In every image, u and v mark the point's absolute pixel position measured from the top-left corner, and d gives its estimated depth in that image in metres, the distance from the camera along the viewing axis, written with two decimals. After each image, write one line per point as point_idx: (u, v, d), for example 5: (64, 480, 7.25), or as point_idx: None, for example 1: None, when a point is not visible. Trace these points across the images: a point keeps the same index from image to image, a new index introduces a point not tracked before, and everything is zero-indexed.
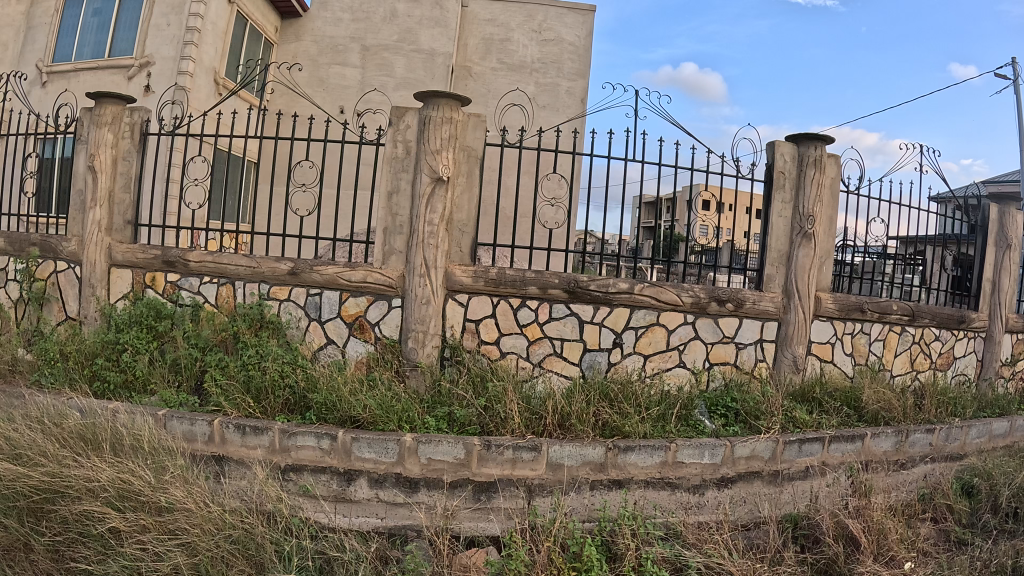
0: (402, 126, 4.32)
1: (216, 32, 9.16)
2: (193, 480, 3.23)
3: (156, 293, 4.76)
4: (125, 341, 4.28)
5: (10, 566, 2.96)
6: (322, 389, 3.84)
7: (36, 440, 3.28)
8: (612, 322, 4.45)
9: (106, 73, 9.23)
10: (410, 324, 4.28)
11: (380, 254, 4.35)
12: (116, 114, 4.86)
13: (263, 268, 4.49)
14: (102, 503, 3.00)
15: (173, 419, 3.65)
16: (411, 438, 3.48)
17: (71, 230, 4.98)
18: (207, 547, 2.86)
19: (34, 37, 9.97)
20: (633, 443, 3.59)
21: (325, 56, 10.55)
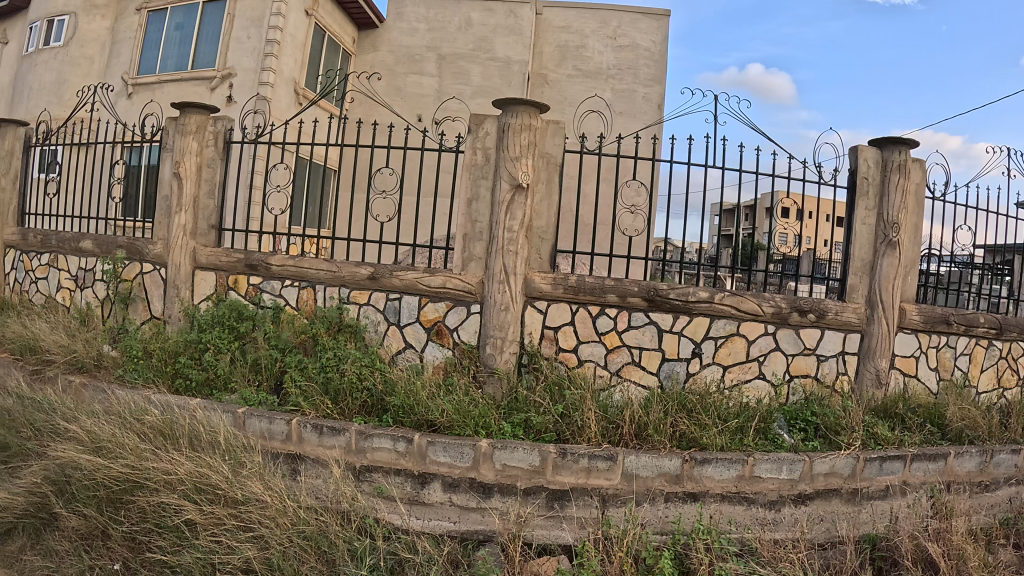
0: (481, 134, 4.35)
1: (296, 44, 9.46)
2: (268, 476, 3.33)
3: (238, 295, 4.91)
4: (207, 341, 4.43)
5: (88, 550, 3.10)
6: (399, 392, 3.89)
7: (116, 434, 3.45)
8: (692, 331, 4.37)
9: (189, 84, 9.63)
10: (489, 330, 4.29)
11: (460, 260, 4.40)
12: (200, 123, 5.05)
13: (343, 272, 4.60)
14: (179, 496, 3.12)
15: (252, 417, 3.76)
16: (486, 443, 3.49)
17: (157, 234, 5.19)
18: (279, 542, 2.94)
19: (120, 51, 10.51)
20: (710, 456, 3.52)
21: (402, 66, 10.80)
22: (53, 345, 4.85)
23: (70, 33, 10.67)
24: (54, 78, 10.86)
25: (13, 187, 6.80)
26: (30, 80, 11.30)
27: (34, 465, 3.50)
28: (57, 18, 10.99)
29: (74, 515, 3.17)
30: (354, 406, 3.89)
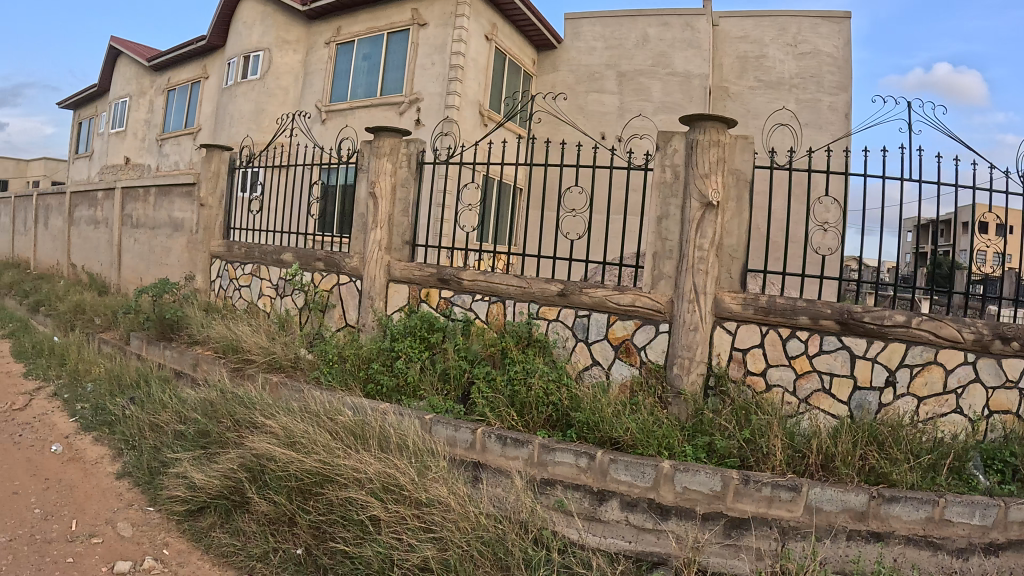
0: (670, 150, 4.34)
1: (478, 68, 9.95)
2: (451, 482, 3.47)
3: (430, 307, 5.21)
4: (401, 349, 4.74)
5: (273, 534, 3.49)
6: (585, 408, 3.96)
7: (310, 431, 3.78)
8: (887, 357, 4.04)
9: (381, 109, 10.39)
10: (677, 350, 4.25)
11: (649, 279, 4.40)
12: (393, 146, 5.41)
13: (533, 288, 4.74)
14: (367, 492, 3.35)
15: (438, 424, 3.98)
16: (669, 464, 3.44)
17: (354, 248, 5.63)
18: (459, 544, 3.08)
19: (312, 82, 11.57)
20: (898, 494, 3.23)
21: (582, 85, 11.03)
22: (253, 346, 5.41)
23: (267, 66, 11.86)
24: (254, 108, 12.08)
25: (217, 206, 7.71)
26: (232, 110, 12.62)
27: (234, 451, 3.93)
28: (254, 53, 12.25)
29: (265, 500, 3.59)
30: (539, 419, 4.01)
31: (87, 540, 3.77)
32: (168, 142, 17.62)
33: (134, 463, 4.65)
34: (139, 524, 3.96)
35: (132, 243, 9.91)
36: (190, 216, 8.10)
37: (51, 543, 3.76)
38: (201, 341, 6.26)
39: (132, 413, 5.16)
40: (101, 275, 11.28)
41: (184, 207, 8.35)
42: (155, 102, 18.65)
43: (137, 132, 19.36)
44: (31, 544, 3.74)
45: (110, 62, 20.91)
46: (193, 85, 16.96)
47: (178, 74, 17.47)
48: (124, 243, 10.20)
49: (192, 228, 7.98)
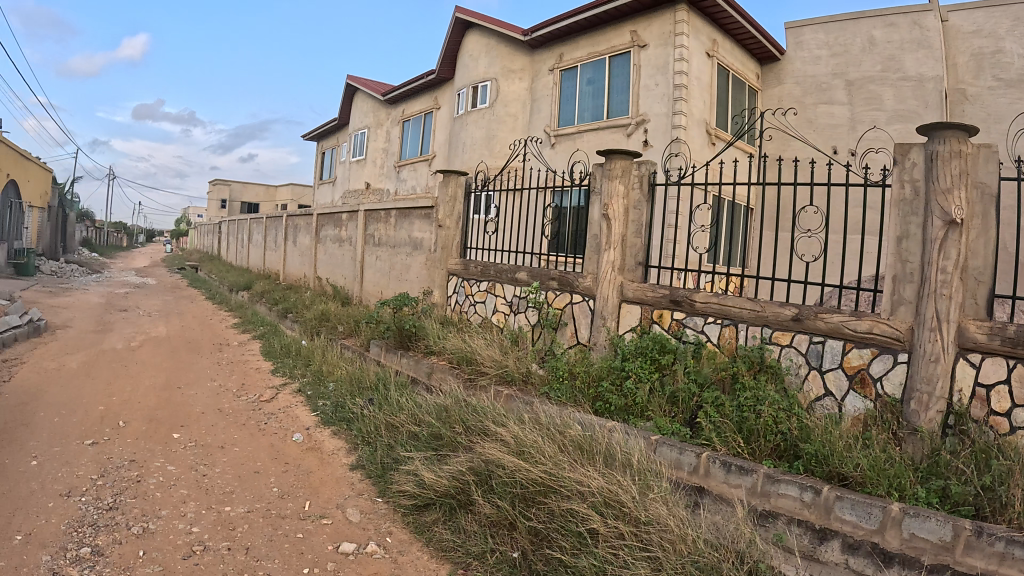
0: (908, 164, 4.69)
1: (701, 86, 13.61)
2: (671, 505, 4.04)
3: (661, 328, 6.23)
4: (632, 369, 5.71)
5: (495, 535, 4.41)
6: (814, 440, 4.38)
7: (537, 442, 4.67)
8: None
9: (607, 132, 14.45)
10: (916, 384, 4.42)
11: (889, 305, 4.66)
12: (625, 167, 6.76)
13: (767, 313, 5.30)
14: (590, 506, 4.05)
15: (664, 446, 4.70)
16: (897, 508, 3.67)
17: (588, 269, 7.10)
18: (676, 565, 3.63)
19: (539, 106, 16.50)
20: None
21: (812, 96, 14.63)
22: (488, 358, 7.09)
23: (496, 96, 17.08)
24: (485, 134, 17.44)
25: (453, 226, 9.66)
26: (465, 137, 18.16)
27: (462, 455, 5.07)
28: None
29: (489, 503, 4.54)
30: (765, 447, 4.57)
31: (318, 519, 5.07)
32: (405, 168, 22.61)
33: (364, 458, 6.18)
34: (365, 512, 5.24)
35: (375, 259, 12.54)
36: (429, 236, 10.45)
37: (287, 518, 5.14)
38: (435, 352, 8.10)
39: (368, 412, 6.89)
40: (344, 284, 14.27)
41: (425, 229, 10.70)
42: (390, 132, 23.82)
43: (375, 161, 24.46)
44: (268, 516, 5.16)
45: (350, 94, 27.19)
46: (425, 116, 21.76)
47: (414, 105, 22.31)
48: (367, 259, 12.90)
49: (430, 247, 10.24)
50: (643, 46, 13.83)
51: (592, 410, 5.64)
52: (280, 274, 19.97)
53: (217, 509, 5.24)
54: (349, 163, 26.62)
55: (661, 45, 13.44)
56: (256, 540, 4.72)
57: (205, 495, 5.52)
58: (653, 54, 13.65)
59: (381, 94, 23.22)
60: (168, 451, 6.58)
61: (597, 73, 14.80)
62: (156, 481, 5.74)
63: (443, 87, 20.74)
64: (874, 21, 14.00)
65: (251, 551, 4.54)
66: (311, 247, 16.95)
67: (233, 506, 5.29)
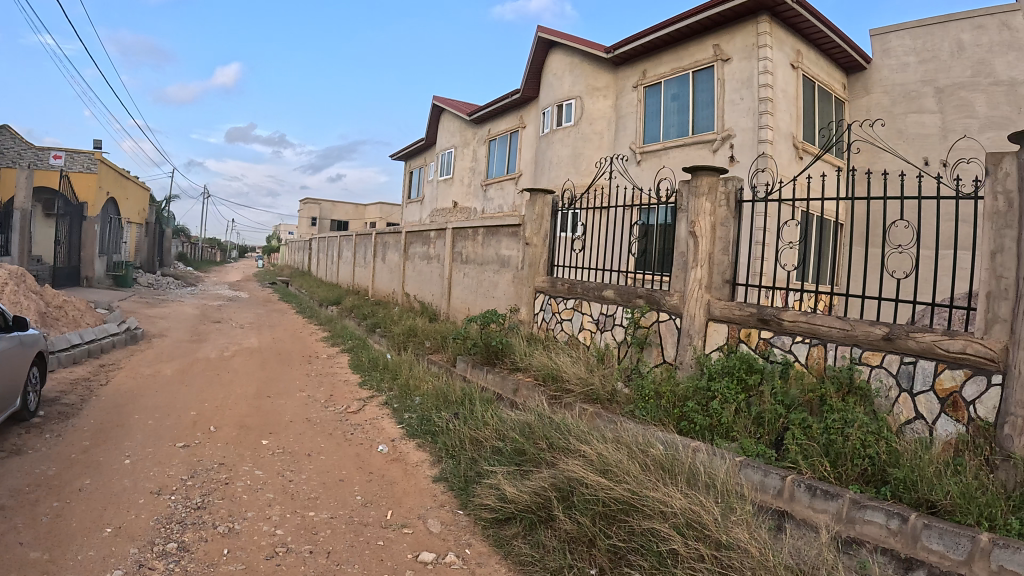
0: (1001, 175, 4.57)
1: (788, 97, 13.39)
2: (753, 527, 4.10)
3: (750, 346, 6.32)
4: (717, 390, 5.89)
5: (573, 550, 4.51)
6: (901, 464, 4.43)
7: (620, 461, 4.81)
8: None
9: (693, 148, 14.26)
10: (1009, 409, 4.32)
11: (983, 323, 4.59)
12: (711, 184, 6.93)
13: (857, 331, 5.31)
14: (671, 526, 4.13)
15: (748, 468, 4.91)
16: (987, 539, 3.69)
17: (675, 288, 7.24)
18: None
19: (624, 124, 16.62)
20: None
21: (901, 106, 14.30)
22: (573, 376, 7.40)
23: (582, 113, 17.38)
24: (571, 152, 17.72)
25: (541, 244, 10.06)
26: (551, 155, 18.53)
27: (544, 472, 5.21)
28: None
29: (570, 519, 4.64)
30: (851, 472, 4.62)
31: (400, 528, 5.25)
32: (494, 186, 22.96)
33: (448, 471, 6.40)
34: (446, 523, 5.40)
35: (462, 276, 13.02)
36: (516, 254, 10.76)
37: (369, 525, 5.31)
38: (522, 368, 8.54)
39: (452, 427, 7.19)
40: (432, 301, 14.80)
41: (512, 245, 11.00)
42: (478, 151, 24.62)
43: (463, 179, 25.50)
44: (351, 522, 5.35)
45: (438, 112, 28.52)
46: (509, 134, 22.33)
47: (498, 123, 22.98)
48: (454, 276, 13.42)
49: (519, 265, 10.61)
50: (725, 60, 13.68)
51: (677, 430, 5.84)
52: (370, 289, 20.65)
53: (301, 513, 5.48)
54: (439, 181, 27.47)
55: (745, 57, 13.25)
56: (337, 545, 4.91)
57: (289, 499, 5.79)
58: (737, 67, 13.45)
59: (470, 115, 24.24)
60: (256, 456, 6.93)
61: (682, 88, 14.72)
62: (243, 484, 6.06)
63: (527, 106, 21.32)
64: (963, 23, 13.63)
65: (332, 555, 4.73)
66: (399, 265, 17.60)
67: (317, 512, 5.53)
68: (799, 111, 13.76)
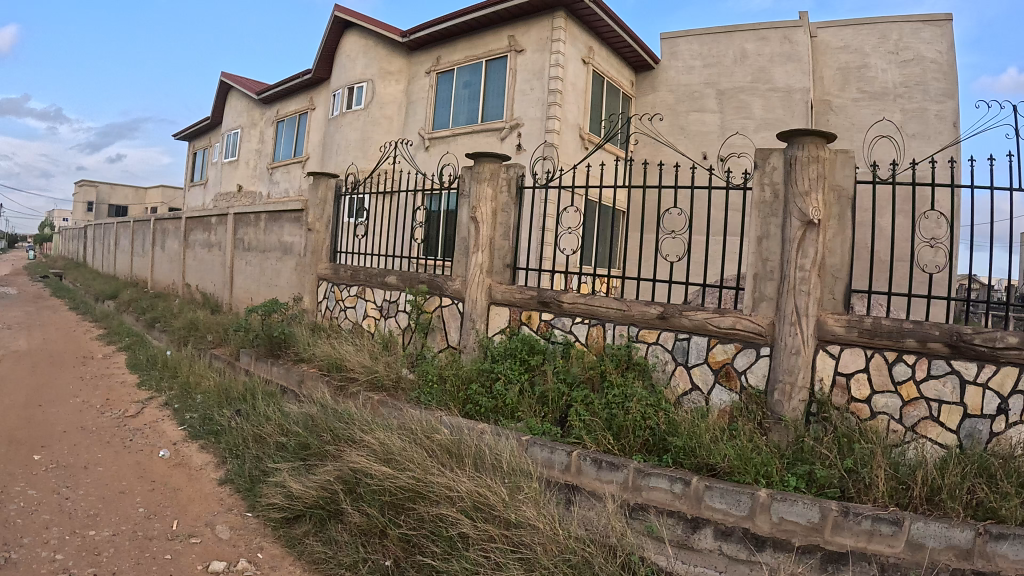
0: (769, 169, 4.19)
1: (579, 91, 12.28)
2: (542, 503, 3.55)
3: (531, 329, 5.30)
4: (500, 371, 4.90)
5: (366, 544, 3.82)
6: (682, 433, 3.86)
7: (405, 450, 4.05)
8: (999, 383, 3.59)
9: (482, 136, 12.99)
10: (778, 375, 4.00)
11: (750, 301, 4.19)
12: (494, 170, 5.66)
13: (633, 311, 4.64)
14: (458, 510, 3.54)
15: (536, 446, 4.04)
16: (765, 493, 3.29)
17: (458, 271, 5.91)
18: (543, 565, 3.15)
19: (416, 109, 14.68)
20: (1009, 531, 2.96)
21: (683, 104, 12.91)
22: (358, 364, 5.81)
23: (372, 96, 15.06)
24: (360, 136, 15.29)
25: (324, 231, 8.36)
26: (340, 140, 15.98)
27: (332, 463, 4.40)
28: None
29: (359, 512, 3.94)
30: (637, 444, 3.96)
31: (185, 539, 4.37)
32: (281, 169, 20.64)
33: (234, 471, 5.37)
34: (236, 528, 4.54)
35: (244, 265, 11.27)
36: (297, 239, 9.23)
37: (154, 539, 4.39)
38: (306, 360, 6.90)
39: (236, 424, 6.06)
40: (212, 293, 13.15)
41: (293, 230, 9.43)
42: (264, 132, 21.93)
43: (248, 161, 22.61)
44: (134, 538, 4.40)
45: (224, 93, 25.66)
46: (300, 115, 19.99)
47: (285, 106, 20.62)
48: (236, 265, 11.71)
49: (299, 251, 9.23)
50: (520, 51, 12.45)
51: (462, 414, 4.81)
52: (151, 281, 18.79)
53: (80, 534, 4.43)
54: (221, 164, 24.29)
55: (539, 49, 12.10)
56: (122, 564, 4.01)
57: (68, 520, 4.67)
58: (529, 59, 12.27)
59: (257, 93, 21.39)
60: (27, 474, 5.62)
61: (473, 75, 13.27)
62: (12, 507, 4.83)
63: (316, 87, 19.27)
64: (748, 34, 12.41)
65: None
66: (181, 253, 15.88)
67: (99, 531, 4.49)
68: (585, 103, 12.51)
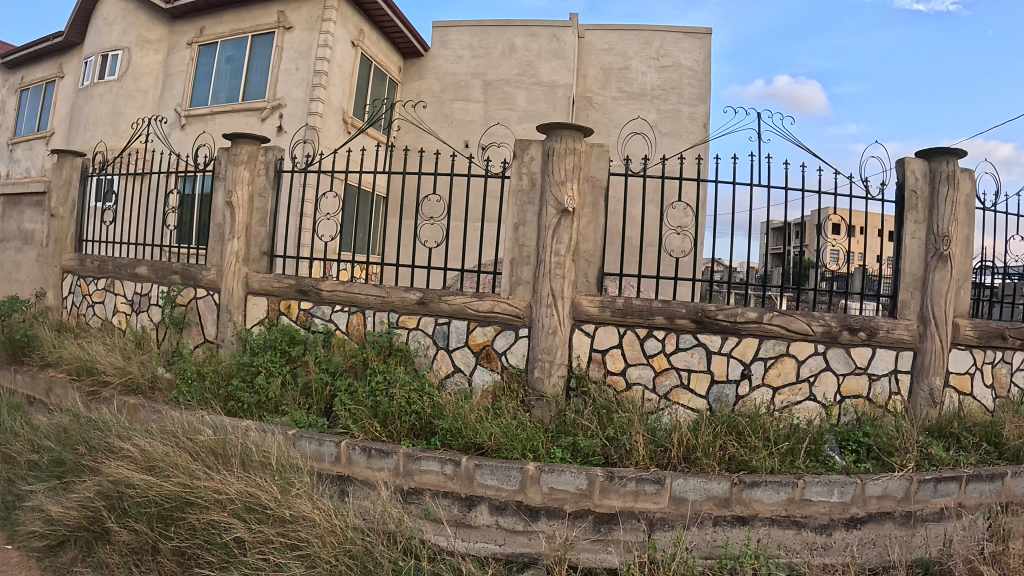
0: (526, 159, 4.30)
1: (344, 75, 10.35)
2: (316, 497, 3.41)
3: (290, 320, 4.98)
4: (260, 363, 4.52)
5: (138, 564, 3.30)
6: (447, 415, 3.86)
7: (168, 453, 3.62)
8: (740, 352, 4.16)
9: (241, 115, 10.53)
10: (537, 353, 4.18)
11: (508, 285, 4.32)
12: (251, 153, 5.18)
13: (393, 297, 4.58)
14: (229, 514, 3.25)
15: (302, 439, 3.80)
16: (534, 466, 3.41)
17: (211, 259, 5.34)
18: (325, 560, 3.02)
19: (172, 83, 11.56)
20: (759, 479, 3.36)
21: (449, 93, 11.73)
22: (109, 365, 5.07)
23: (126, 67, 11.69)
24: (110, 110, 11.87)
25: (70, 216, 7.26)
26: (88, 113, 12.38)
27: (91, 478, 3.69)
28: (112, 52, 12.11)
29: (125, 529, 3.38)
30: (402, 428, 3.88)
31: None
32: (21, 146, 17.79)
33: None
34: None
35: None
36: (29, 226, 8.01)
37: None
38: (53, 364, 5.74)
39: None
40: None
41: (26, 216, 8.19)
42: None
43: None
44: None
45: None
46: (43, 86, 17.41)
47: (30, 73, 17.78)
48: None
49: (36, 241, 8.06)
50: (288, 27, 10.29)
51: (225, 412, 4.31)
52: None
53: None
54: None
55: (307, 28, 10.10)
56: None
57: None
58: (297, 38, 10.19)
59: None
60: None
61: (238, 50, 10.73)
62: None
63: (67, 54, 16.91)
64: (518, 27, 11.55)
65: None
66: None
67: None
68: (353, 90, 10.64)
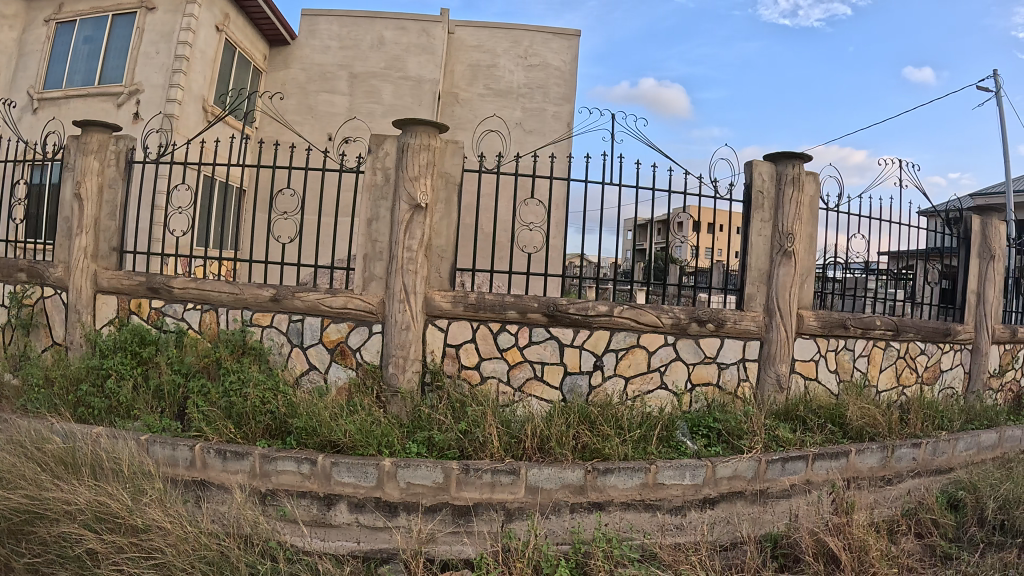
0: (382, 154, 4.28)
1: (207, 60, 9.90)
2: (169, 503, 3.25)
3: (140, 319, 4.74)
4: (109, 366, 4.26)
5: None
6: (301, 413, 3.79)
7: (16, 464, 3.33)
8: (592, 344, 4.32)
9: (97, 100, 9.88)
10: (391, 350, 4.17)
11: (360, 281, 4.27)
12: (102, 142, 4.90)
13: (245, 294, 4.44)
14: (79, 525, 3.03)
15: (155, 444, 3.64)
16: (390, 462, 3.44)
17: (58, 256, 4.98)
18: (180, 568, 2.86)
19: (25, 62, 10.64)
20: (612, 466, 3.51)
21: (314, 83, 11.41)
22: None
23: None
24: None
25: None
26: None
27: None
28: None
29: None
30: (257, 429, 3.78)
31: None
32: None
33: None
34: None
35: None
36: None
37: None
38: None
39: None
40: None
41: None
42: None
43: None
44: None
45: None
46: None
47: None
48: None
49: None
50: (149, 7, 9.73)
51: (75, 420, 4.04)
52: None
53: None
54: None
55: (171, 10, 9.61)
56: None
57: None
58: (159, 20, 9.67)
59: None
60: None
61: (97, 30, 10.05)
62: None
63: None
64: (389, 20, 11.42)
65: None
66: None
67: None
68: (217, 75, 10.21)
